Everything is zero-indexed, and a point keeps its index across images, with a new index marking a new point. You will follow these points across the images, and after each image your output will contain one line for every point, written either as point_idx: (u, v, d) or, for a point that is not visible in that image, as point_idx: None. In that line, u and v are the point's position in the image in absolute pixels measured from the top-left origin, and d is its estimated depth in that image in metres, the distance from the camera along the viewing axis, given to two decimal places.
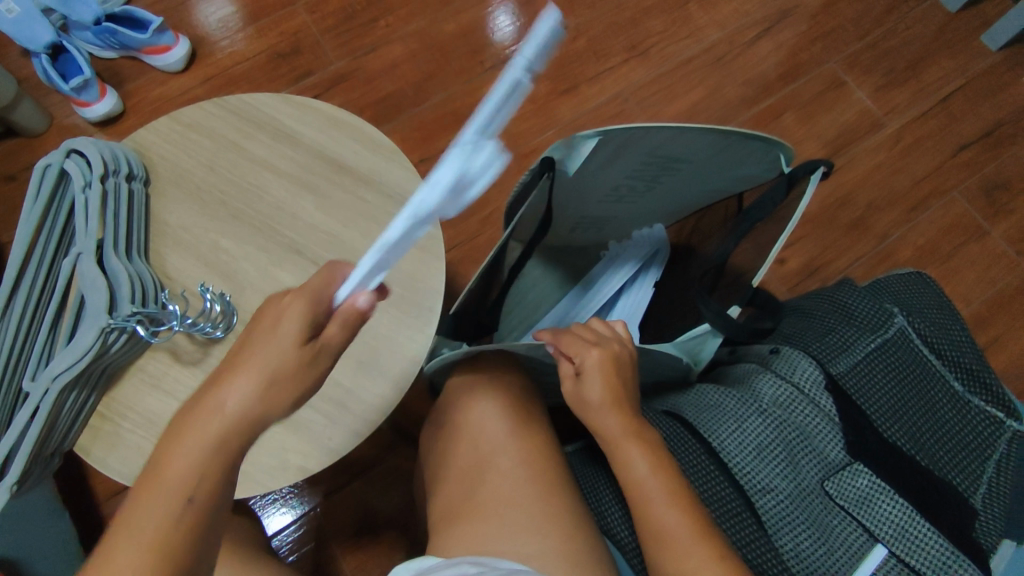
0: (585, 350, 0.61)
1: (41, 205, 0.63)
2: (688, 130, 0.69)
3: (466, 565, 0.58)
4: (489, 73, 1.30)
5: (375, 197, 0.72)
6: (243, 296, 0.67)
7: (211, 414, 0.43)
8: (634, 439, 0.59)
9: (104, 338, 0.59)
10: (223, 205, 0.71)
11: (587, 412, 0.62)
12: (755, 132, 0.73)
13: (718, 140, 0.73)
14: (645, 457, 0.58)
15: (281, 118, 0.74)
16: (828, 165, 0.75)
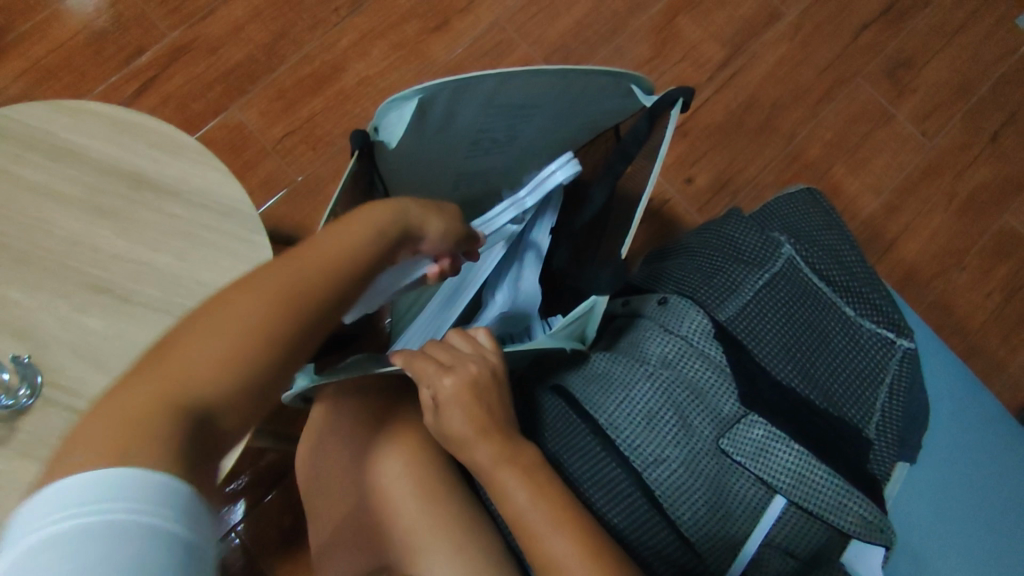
0: (437, 379, 0.54)
1: None
2: (488, 78, 0.62)
3: None
4: (347, 20, 1.15)
5: (187, 210, 0.63)
6: (47, 351, 0.59)
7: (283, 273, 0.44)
8: (509, 467, 0.54)
9: None
10: (3, 248, 0.60)
11: (453, 443, 0.56)
12: (597, 68, 0.64)
13: (535, 81, 0.64)
14: (522, 487, 0.53)
15: (56, 132, 0.63)
16: (684, 95, 0.66)
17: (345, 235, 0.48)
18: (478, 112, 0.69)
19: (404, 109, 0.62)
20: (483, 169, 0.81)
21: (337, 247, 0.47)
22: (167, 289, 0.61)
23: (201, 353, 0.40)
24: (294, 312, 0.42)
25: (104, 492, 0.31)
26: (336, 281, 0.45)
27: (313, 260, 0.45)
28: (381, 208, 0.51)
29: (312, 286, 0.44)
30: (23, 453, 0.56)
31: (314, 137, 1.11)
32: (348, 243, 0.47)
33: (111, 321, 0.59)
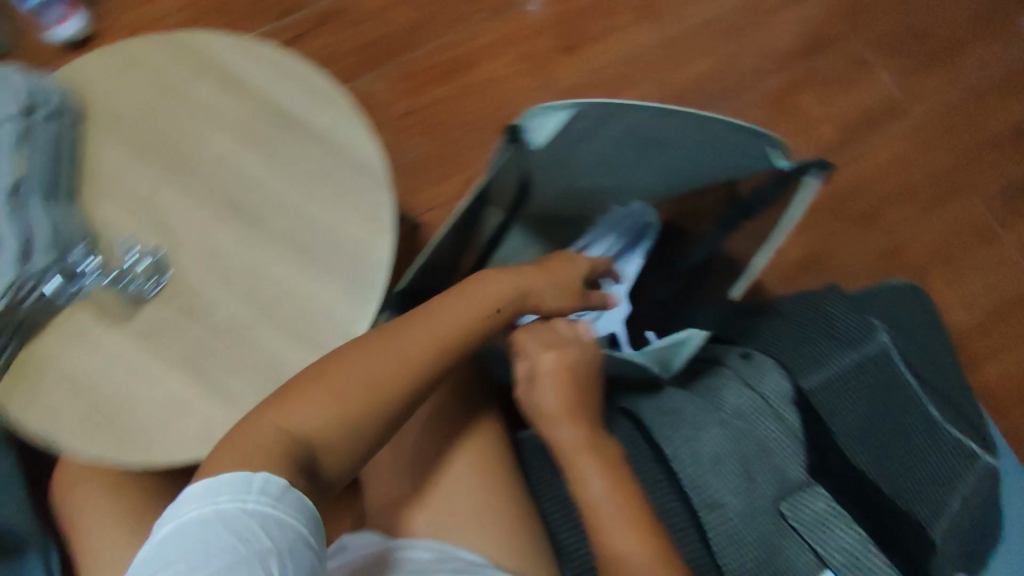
0: (539, 353, 0.57)
1: None
2: (639, 108, 0.61)
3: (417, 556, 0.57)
4: (488, 23, 1.21)
5: (323, 153, 0.66)
6: (175, 251, 0.63)
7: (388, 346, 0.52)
8: (592, 455, 0.53)
9: (14, 294, 0.57)
10: (161, 152, 0.66)
11: (541, 418, 0.57)
12: (744, 125, 0.62)
13: (681, 120, 0.63)
14: (603, 475, 0.51)
15: (228, 60, 0.68)
16: (823, 167, 0.62)
17: (465, 309, 0.55)
18: (616, 135, 0.68)
19: (550, 118, 0.63)
20: (592, 191, 0.85)
21: (446, 324, 0.54)
22: (292, 222, 0.63)
23: (304, 414, 0.48)
24: (416, 374, 0.51)
25: (230, 487, 0.43)
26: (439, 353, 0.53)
27: (425, 334, 0.52)
28: (500, 292, 0.57)
29: (423, 358, 0.52)
30: (136, 335, 0.61)
31: (433, 122, 1.16)
32: (462, 318, 0.54)
33: (237, 239, 0.63)
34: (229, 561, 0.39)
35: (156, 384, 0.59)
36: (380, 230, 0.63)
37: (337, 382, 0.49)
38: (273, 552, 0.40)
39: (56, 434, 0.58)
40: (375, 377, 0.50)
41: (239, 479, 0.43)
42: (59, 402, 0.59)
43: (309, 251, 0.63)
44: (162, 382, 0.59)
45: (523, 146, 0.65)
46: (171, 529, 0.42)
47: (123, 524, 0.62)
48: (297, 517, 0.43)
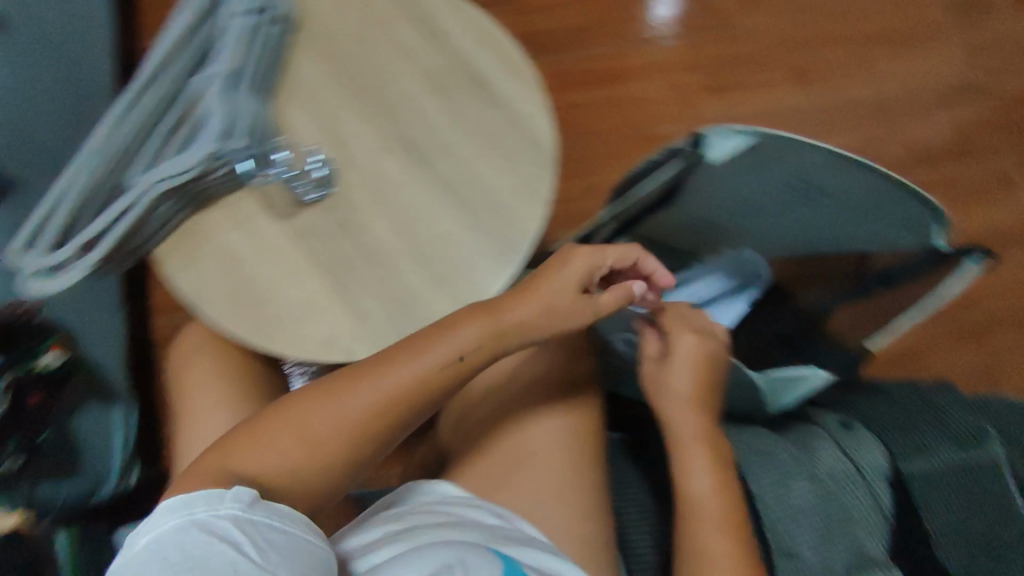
0: (683, 333, 0.62)
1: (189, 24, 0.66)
2: (816, 148, 0.60)
3: (487, 514, 0.58)
4: (643, 46, 1.24)
5: (501, 118, 0.69)
6: (346, 167, 0.67)
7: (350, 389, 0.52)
8: (704, 452, 0.58)
9: (209, 163, 0.61)
10: (357, 78, 0.70)
11: (662, 397, 0.62)
12: (916, 189, 0.62)
13: (851, 169, 0.62)
14: (709, 473, 0.56)
15: (437, 14, 0.73)
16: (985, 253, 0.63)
17: (417, 361, 0.53)
18: (772, 177, 0.67)
19: (729, 139, 0.62)
20: (720, 231, 0.77)
21: (393, 380, 0.52)
22: (458, 172, 0.67)
23: (259, 456, 0.48)
24: (370, 420, 0.51)
25: (204, 499, 0.43)
26: (390, 409, 0.52)
27: (370, 389, 0.52)
28: (472, 337, 0.54)
29: (372, 411, 0.51)
30: (294, 232, 0.65)
31: (567, 123, 1.19)
32: (415, 374, 0.53)
33: (405, 173, 0.67)
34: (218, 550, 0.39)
35: (301, 281, 0.63)
36: (536, 202, 0.66)
37: (280, 437, 0.49)
38: (245, 547, 0.40)
39: (204, 300, 0.63)
40: (317, 430, 0.50)
41: (212, 493, 0.43)
42: (214, 272, 0.64)
43: (467, 202, 0.66)
44: (306, 282, 0.63)
45: (690, 162, 0.65)
46: (146, 541, 0.41)
47: (234, 400, 0.65)
48: (274, 516, 0.44)
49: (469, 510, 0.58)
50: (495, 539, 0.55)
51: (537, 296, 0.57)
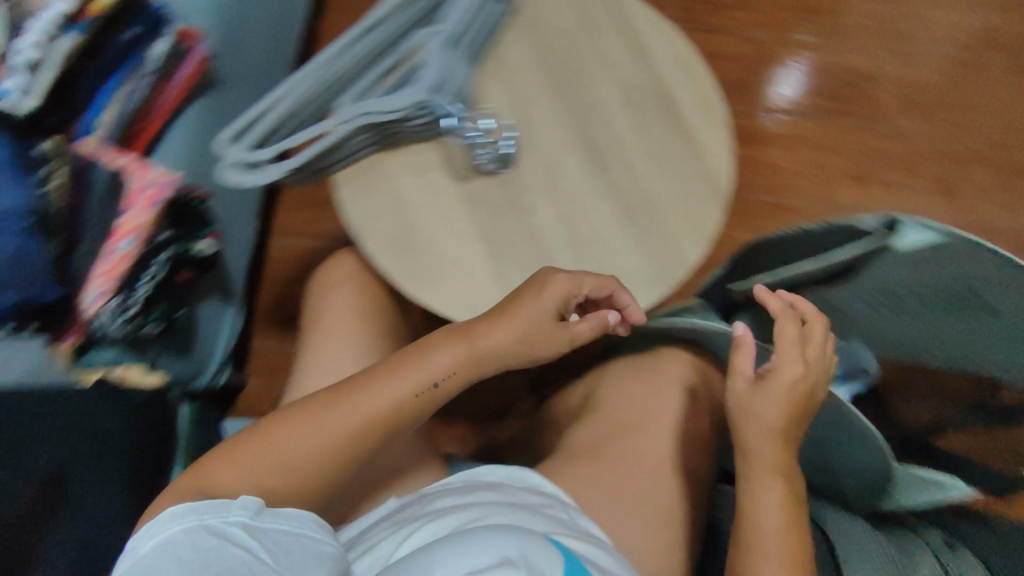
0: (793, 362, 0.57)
1: None
2: (988, 252, 0.55)
3: (558, 509, 0.58)
4: (794, 118, 1.23)
5: (684, 145, 0.70)
6: (528, 149, 0.69)
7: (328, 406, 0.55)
8: (784, 491, 0.55)
9: (414, 110, 0.64)
10: (556, 73, 0.73)
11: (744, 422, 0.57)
12: None
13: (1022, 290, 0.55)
14: (800, 539, 0.54)
15: (646, 33, 0.75)
16: None
17: (388, 386, 0.57)
18: (932, 282, 0.60)
19: (915, 230, 0.58)
20: (859, 325, 0.71)
21: (362, 403, 0.55)
22: (631, 185, 0.68)
23: (230, 475, 0.52)
24: (350, 434, 0.54)
25: (210, 506, 0.49)
26: (366, 429, 0.55)
27: (343, 412, 0.55)
28: (447, 363, 0.59)
29: (349, 431, 0.54)
30: (466, 195, 0.67)
31: None
32: (386, 398, 0.56)
33: (580, 170, 0.69)
34: (231, 550, 0.46)
35: (459, 242, 0.66)
36: (699, 233, 0.67)
37: (252, 459, 0.53)
38: (251, 542, 0.48)
39: (367, 230, 0.66)
40: (287, 452, 0.53)
41: (217, 504, 0.49)
42: (381, 208, 0.66)
43: (632, 213, 0.67)
44: (465, 242, 0.66)
45: (866, 242, 0.62)
46: (153, 546, 0.46)
47: (362, 335, 0.68)
48: (281, 521, 0.50)
49: (528, 497, 0.59)
50: (560, 530, 0.55)
51: (512, 323, 0.59)
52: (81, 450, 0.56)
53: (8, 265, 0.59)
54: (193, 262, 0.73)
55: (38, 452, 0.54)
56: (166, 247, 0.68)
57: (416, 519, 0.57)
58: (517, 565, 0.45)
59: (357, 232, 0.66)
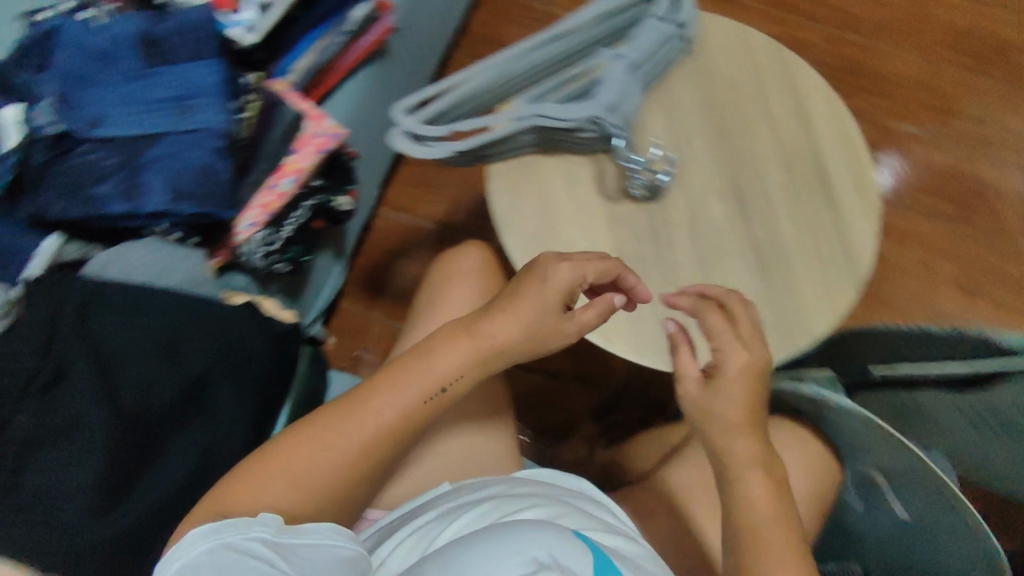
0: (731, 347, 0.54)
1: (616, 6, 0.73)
2: None
3: (586, 497, 0.60)
4: (913, 212, 1.19)
5: (832, 216, 0.70)
6: (675, 184, 0.71)
7: (342, 422, 0.49)
8: None
9: (584, 122, 0.67)
10: (718, 118, 0.74)
11: (714, 424, 0.51)
12: None
13: None
14: None
15: (815, 100, 0.75)
16: None
17: (397, 393, 0.51)
18: None
19: None
20: None
21: (374, 411, 0.50)
22: (771, 242, 0.68)
23: (248, 497, 0.46)
24: (372, 447, 0.50)
25: (230, 527, 0.42)
26: (380, 438, 0.50)
27: (355, 422, 0.50)
28: (457, 365, 0.53)
29: (370, 440, 0.50)
30: (610, 214, 0.69)
31: None
32: (395, 406, 0.51)
33: (723, 217, 0.70)
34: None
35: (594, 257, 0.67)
36: (833, 307, 0.66)
37: (269, 472, 0.47)
38: (278, 562, 0.41)
39: (511, 223, 0.68)
40: (299, 467, 0.48)
41: (237, 522, 0.42)
42: (528, 207, 0.69)
43: (767, 270, 0.67)
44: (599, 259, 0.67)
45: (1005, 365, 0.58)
46: (177, 569, 0.40)
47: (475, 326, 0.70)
48: (305, 537, 0.44)
49: (584, 504, 0.58)
50: (593, 523, 0.53)
51: (514, 318, 0.55)
52: (225, 371, 0.55)
53: (195, 175, 0.59)
54: (323, 213, 0.76)
55: (187, 361, 0.54)
56: (308, 200, 0.71)
57: (453, 510, 0.55)
58: (550, 568, 0.39)
59: (501, 224, 0.68)
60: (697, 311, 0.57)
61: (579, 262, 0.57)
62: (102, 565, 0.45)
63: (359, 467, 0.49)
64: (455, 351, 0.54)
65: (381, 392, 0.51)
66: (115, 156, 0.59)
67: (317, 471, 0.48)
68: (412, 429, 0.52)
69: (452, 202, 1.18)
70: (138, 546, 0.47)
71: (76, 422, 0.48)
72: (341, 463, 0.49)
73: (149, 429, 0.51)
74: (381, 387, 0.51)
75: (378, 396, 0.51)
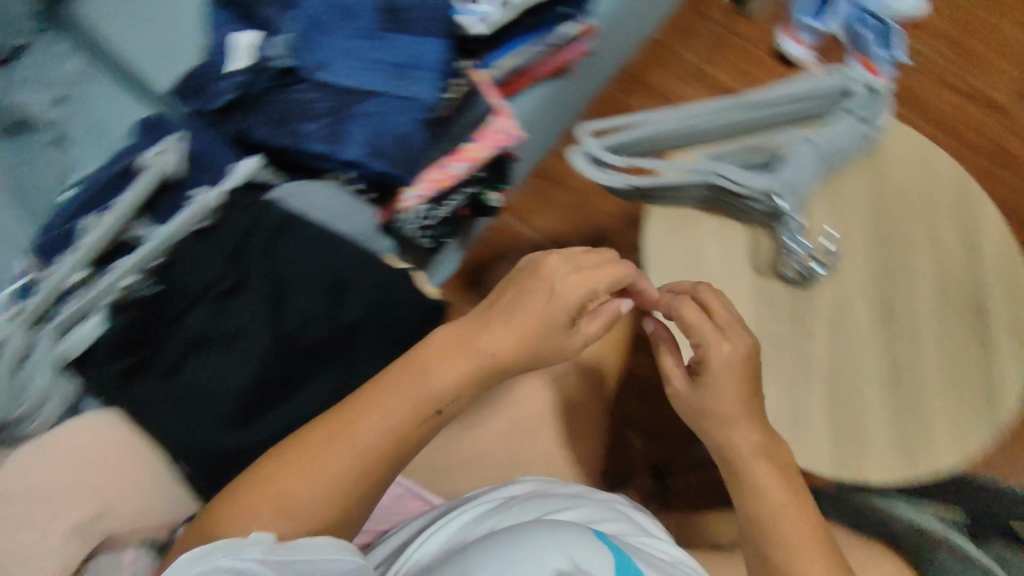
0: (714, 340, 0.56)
1: (816, 87, 0.71)
2: None
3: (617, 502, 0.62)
4: None
5: (981, 356, 0.66)
6: (826, 279, 0.70)
7: (334, 447, 0.45)
8: None
9: (760, 196, 0.66)
10: (884, 224, 0.72)
11: (710, 422, 0.57)
12: None
13: None
14: None
15: (991, 231, 0.71)
16: None
17: (382, 414, 0.46)
18: None
19: None
20: None
21: (371, 427, 0.46)
22: (909, 363, 0.67)
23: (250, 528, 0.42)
24: (375, 463, 0.46)
25: (223, 549, 0.39)
26: (379, 451, 0.47)
27: (350, 442, 0.45)
28: (448, 386, 0.49)
29: (369, 458, 0.46)
30: (753, 288, 0.71)
31: None
32: (386, 428, 0.46)
33: (865, 324, 0.69)
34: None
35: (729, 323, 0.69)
36: (957, 444, 0.64)
37: (255, 503, 0.43)
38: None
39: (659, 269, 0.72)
40: (298, 500, 0.44)
41: (228, 543, 0.39)
42: (677, 259, 0.72)
43: (898, 389, 0.66)
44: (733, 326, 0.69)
45: None
46: None
47: None
48: (303, 551, 0.41)
49: (624, 509, 0.61)
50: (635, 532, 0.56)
51: (513, 326, 0.51)
52: (375, 329, 0.56)
53: (395, 140, 0.62)
54: (472, 202, 0.80)
55: (346, 309, 0.56)
56: (465, 189, 0.74)
57: (506, 503, 0.58)
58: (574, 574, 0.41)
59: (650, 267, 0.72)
60: (673, 310, 0.58)
61: (585, 270, 0.53)
62: (229, 471, 0.51)
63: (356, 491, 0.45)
64: (444, 362, 0.49)
65: (368, 409, 0.47)
66: (331, 102, 0.63)
67: (313, 490, 0.44)
68: (409, 446, 0.48)
69: (569, 224, 1.21)
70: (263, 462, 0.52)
71: (241, 334, 0.53)
72: (334, 484, 0.45)
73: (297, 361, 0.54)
74: (365, 409, 0.46)
75: (363, 414, 0.46)
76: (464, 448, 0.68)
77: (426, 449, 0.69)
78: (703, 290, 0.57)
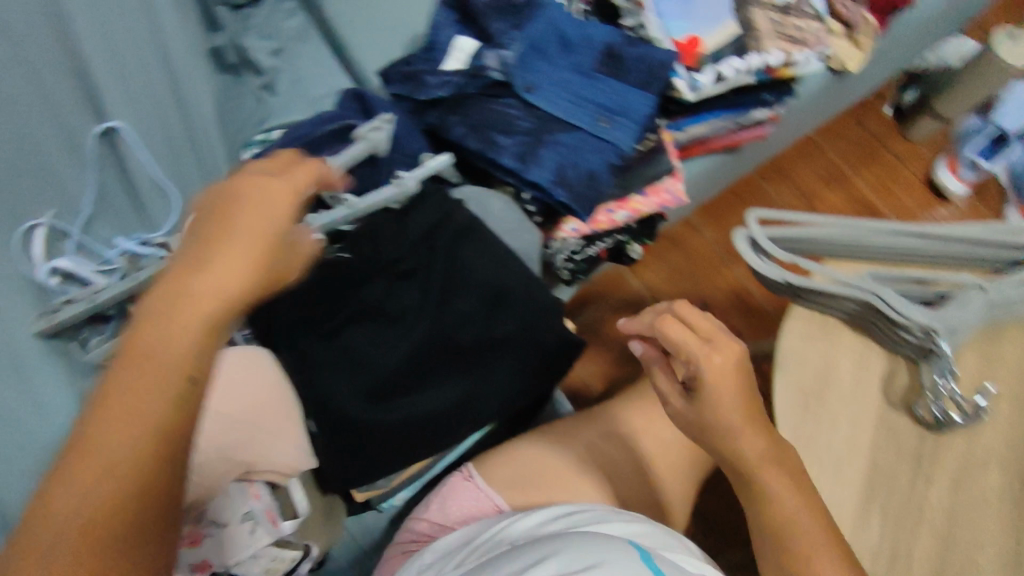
0: (702, 353, 0.52)
1: (1008, 230, 0.67)
2: None
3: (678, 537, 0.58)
4: None
5: None
6: (964, 429, 0.67)
7: (105, 425, 0.30)
8: None
9: (917, 329, 0.64)
10: None
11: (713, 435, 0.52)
12: None
13: None
14: None
15: None
16: None
17: (167, 349, 0.31)
18: None
19: None
20: None
21: (139, 388, 0.31)
22: None
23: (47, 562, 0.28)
24: (189, 399, 0.31)
25: None
26: (178, 416, 0.31)
27: (124, 428, 0.30)
28: (234, 277, 0.34)
29: (178, 402, 0.31)
30: (883, 416, 0.69)
31: None
32: (182, 350, 0.32)
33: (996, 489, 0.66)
34: None
35: (851, 446, 0.68)
36: None
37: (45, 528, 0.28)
38: None
39: (790, 369, 0.71)
40: (65, 539, 0.28)
41: None
42: (812, 365, 0.71)
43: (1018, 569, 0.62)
44: (854, 450, 0.68)
45: None
46: None
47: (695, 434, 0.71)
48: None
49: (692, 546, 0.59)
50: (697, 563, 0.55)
51: (246, 212, 0.37)
52: (517, 349, 0.60)
53: (583, 175, 0.64)
54: (614, 250, 0.83)
55: (498, 322, 0.59)
56: (617, 235, 0.77)
57: (564, 515, 0.60)
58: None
59: (779, 364, 0.71)
60: (657, 324, 0.56)
61: (258, 188, 0.38)
62: (358, 435, 0.56)
63: (189, 430, 0.32)
64: (221, 270, 0.34)
65: (137, 364, 0.31)
66: (531, 123, 0.66)
67: (109, 479, 0.29)
68: (204, 356, 0.32)
69: (677, 289, 1.20)
70: (389, 438, 0.56)
71: (400, 316, 0.57)
72: (134, 449, 0.30)
73: (439, 357, 0.58)
74: (135, 363, 0.31)
75: (135, 368, 0.31)
76: (538, 477, 0.68)
77: (505, 463, 0.69)
78: (683, 307, 0.56)
